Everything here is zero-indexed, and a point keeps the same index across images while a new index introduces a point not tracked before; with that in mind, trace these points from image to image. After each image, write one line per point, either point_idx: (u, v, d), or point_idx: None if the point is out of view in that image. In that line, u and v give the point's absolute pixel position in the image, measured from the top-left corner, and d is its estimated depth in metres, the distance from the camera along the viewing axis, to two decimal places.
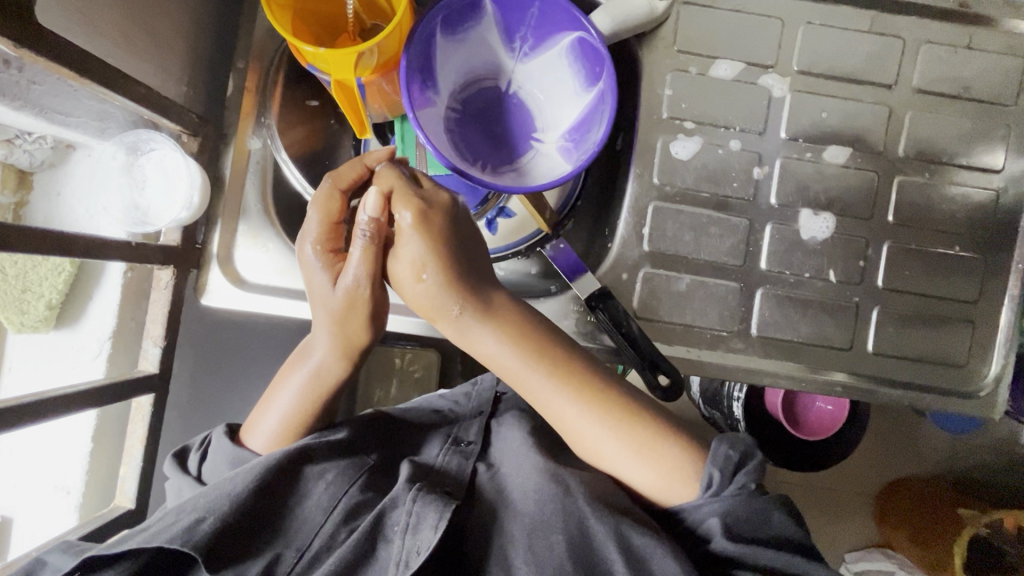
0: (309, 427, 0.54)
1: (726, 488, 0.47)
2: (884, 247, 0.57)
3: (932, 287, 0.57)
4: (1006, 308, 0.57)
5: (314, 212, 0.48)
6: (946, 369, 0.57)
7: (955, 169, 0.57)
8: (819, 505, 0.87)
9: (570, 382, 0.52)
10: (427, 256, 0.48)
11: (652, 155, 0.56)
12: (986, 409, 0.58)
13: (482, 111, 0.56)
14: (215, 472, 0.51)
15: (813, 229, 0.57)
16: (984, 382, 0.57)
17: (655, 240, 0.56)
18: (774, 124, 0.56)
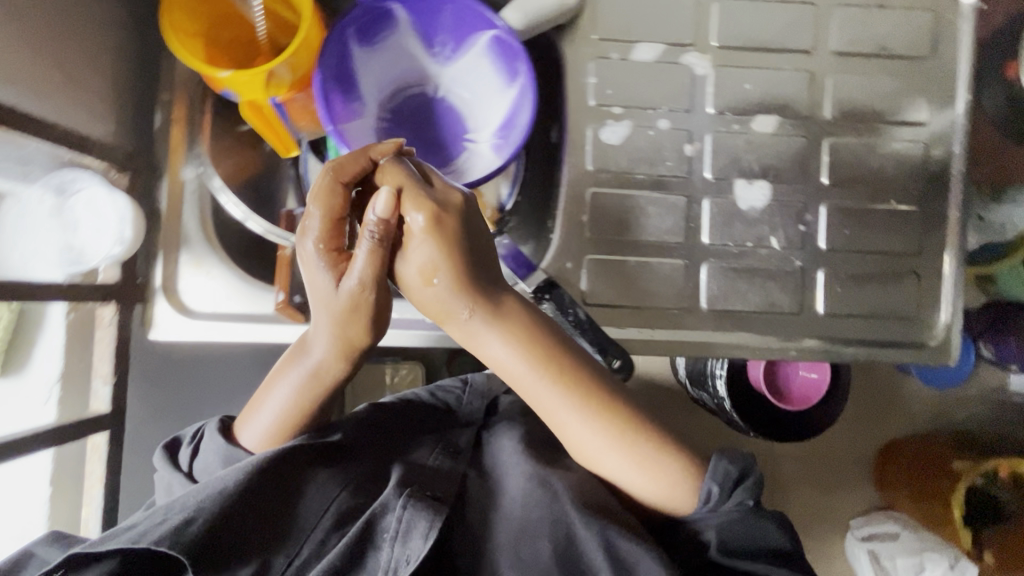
0: (304, 427, 0.52)
1: (724, 504, 0.47)
2: (821, 208, 0.58)
3: (873, 243, 0.58)
4: (947, 256, 0.58)
5: (316, 206, 0.44)
6: (897, 322, 0.58)
7: (881, 125, 0.58)
8: (816, 473, 0.85)
9: (588, 384, 0.49)
10: (438, 262, 0.46)
11: (584, 143, 0.56)
12: (942, 357, 0.58)
13: (413, 118, 0.57)
14: (206, 470, 0.50)
15: (750, 198, 0.57)
16: (935, 331, 0.58)
17: (597, 227, 0.56)
18: (700, 100, 0.57)
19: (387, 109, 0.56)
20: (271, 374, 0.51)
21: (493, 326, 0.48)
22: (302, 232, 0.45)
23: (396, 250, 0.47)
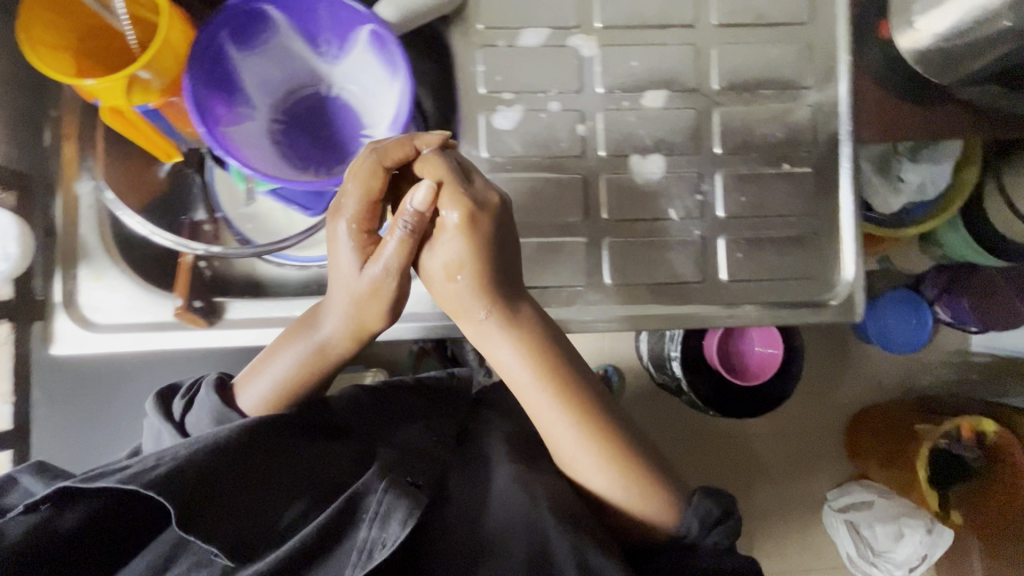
0: (300, 397, 0.52)
1: (702, 539, 0.48)
2: (717, 177, 0.59)
3: (770, 207, 0.59)
4: (846, 215, 0.59)
5: (356, 185, 0.46)
6: (802, 283, 0.59)
7: (767, 92, 0.59)
8: (796, 448, 0.93)
9: (580, 399, 0.50)
10: (464, 262, 0.47)
11: (477, 130, 0.57)
12: (847, 315, 0.59)
13: (307, 117, 0.57)
14: (198, 426, 0.49)
15: (646, 171, 0.58)
16: (838, 290, 0.59)
17: None
18: (589, 81, 0.58)
19: (279, 110, 0.56)
20: (276, 339, 0.51)
21: (502, 329, 0.49)
22: (337, 211, 0.47)
23: (424, 242, 0.48)
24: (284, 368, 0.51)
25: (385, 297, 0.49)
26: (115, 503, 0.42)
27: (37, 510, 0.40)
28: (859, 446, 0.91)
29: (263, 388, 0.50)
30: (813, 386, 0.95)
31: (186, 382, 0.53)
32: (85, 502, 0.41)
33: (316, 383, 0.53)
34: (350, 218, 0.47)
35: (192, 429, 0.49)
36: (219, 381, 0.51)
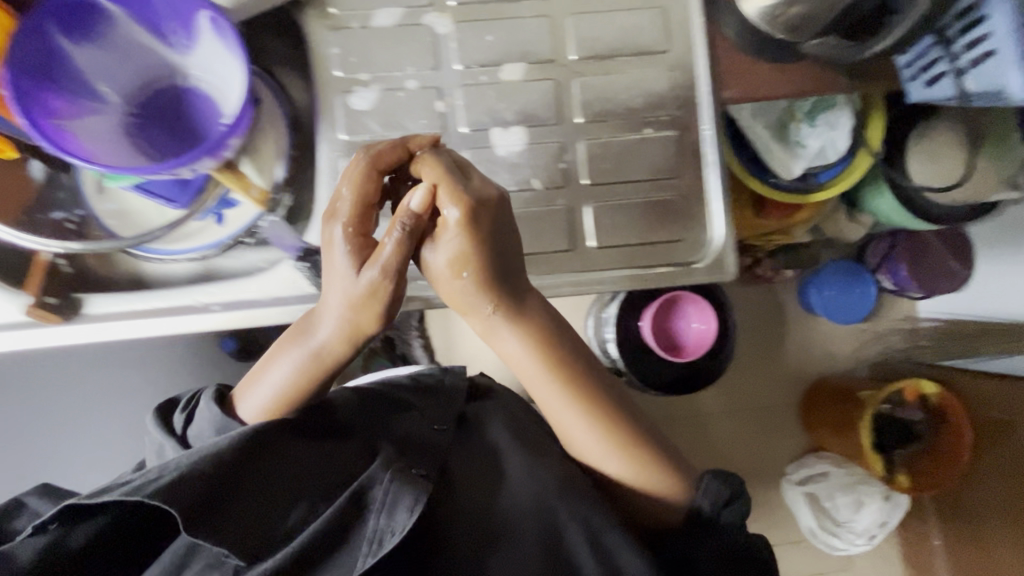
0: (292, 403, 0.55)
1: (716, 518, 0.55)
2: (579, 147, 0.59)
3: (631, 172, 0.60)
4: (708, 175, 0.60)
5: (348, 189, 0.49)
6: (671, 245, 0.60)
7: (622, 59, 0.60)
8: (755, 417, 1.17)
9: (588, 389, 0.56)
10: (469, 260, 0.50)
11: (334, 113, 0.58)
12: (719, 274, 0.60)
13: (162, 108, 0.58)
14: (198, 435, 0.55)
15: (507, 144, 0.59)
16: (706, 249, 0.60)
17: None
18: (445, 58, 0.58)
19: (131, 101, 0.57)
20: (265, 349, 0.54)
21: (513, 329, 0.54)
22: (332, 216, 0.50)
23: (426, 241, 0.51)
24: (277, 376, 0.55)
25: (381, 300, 0.50)
26: (122, 515, 0.47)
27: (46, 530, 0.45)
28: (814, 421, 1.12)
29: (259, 398, 0.55)
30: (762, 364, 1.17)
31: (182, 396, 0.59)
32: (93, 517, 0.46)
33: (308, 388, 0.55)
34: (344, 223, 0.50)
35: (192, 438, 0.55)
36: (214, 393, 0.56)
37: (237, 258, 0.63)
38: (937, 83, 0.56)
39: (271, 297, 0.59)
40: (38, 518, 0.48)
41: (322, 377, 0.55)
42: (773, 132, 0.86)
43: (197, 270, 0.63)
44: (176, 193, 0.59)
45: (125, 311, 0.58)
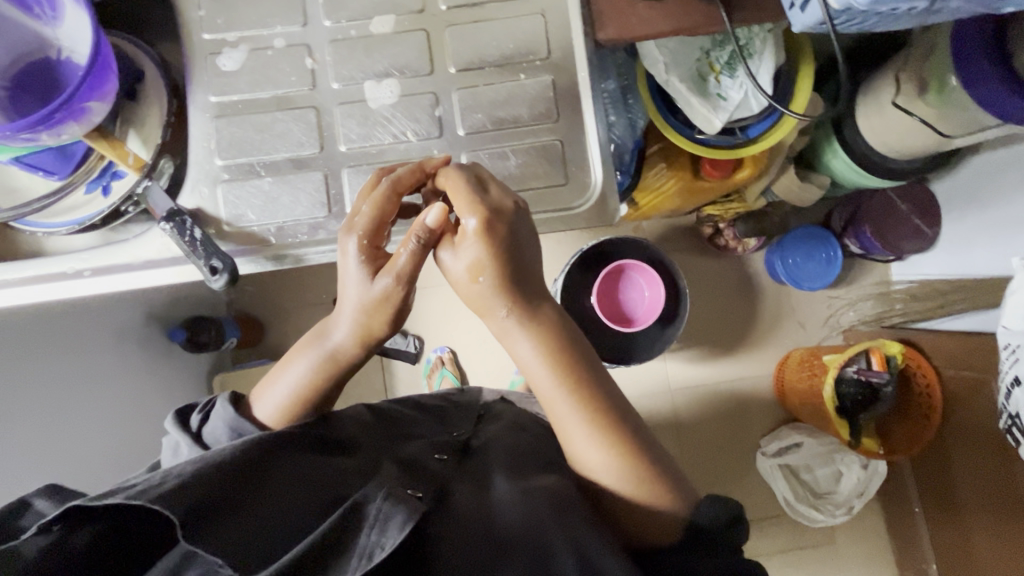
0: (308, 401, 0.75)
1: (712, 529, 0.66)
2: (453, 94, 0.69)
3: (495, 113, 0.68)
4: (578, 124, 0.68)
5: (370, 206, 0.63)
6: (547, 192, 0.69)
7: (470, 8, 0.69)
8: (731, 373, 1.54)
9: (584, 398, 0.70)
10: (485, 265, 0.65)
11: (204, 69, 0.69)
12: (598, 216, 0.69)
13: (33, 82, 0.70)
14: (212, 435, 0.72)
15: (380, 96, 0.69)
16: (585, 193, 0.68)
17: (227, 151, 0.68)
18: (314, 16, 0.69)
19: (8, 78, 0.70)
20: (287, 358, 0.74)
21: (520, 326, 0.68)
22: (352, 228, 0.63)
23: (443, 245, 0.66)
24: (296, 379, 0.74)
25: (389, 306, 0.66)
26: (126, 517, 0.54)
27: (49, 530, 0.51)
28: (785, 393, 1.47)
29: (281, 395, 0.74)
30: (734, 319, 1.54)
31: (201, 402, 0.76)
32: (89, 524, 0.53)
33: (323, 387, 0.75)
34: (361, 236, 0.64)
35: (205, 436, 0.72)
36: (233, 396, 0.74)
37: (128, 223, 0.71)
38: (808, 5, 0.61)
39: (143, 261, 0.69)
40: (44, 517, 0.55)
41: (337, 374, 0.74)
42: (693, 86, 0.85)
43: (101, 238, 0.72)
44: (61, 162, 0.68)
45: (25, 276, 0.68)
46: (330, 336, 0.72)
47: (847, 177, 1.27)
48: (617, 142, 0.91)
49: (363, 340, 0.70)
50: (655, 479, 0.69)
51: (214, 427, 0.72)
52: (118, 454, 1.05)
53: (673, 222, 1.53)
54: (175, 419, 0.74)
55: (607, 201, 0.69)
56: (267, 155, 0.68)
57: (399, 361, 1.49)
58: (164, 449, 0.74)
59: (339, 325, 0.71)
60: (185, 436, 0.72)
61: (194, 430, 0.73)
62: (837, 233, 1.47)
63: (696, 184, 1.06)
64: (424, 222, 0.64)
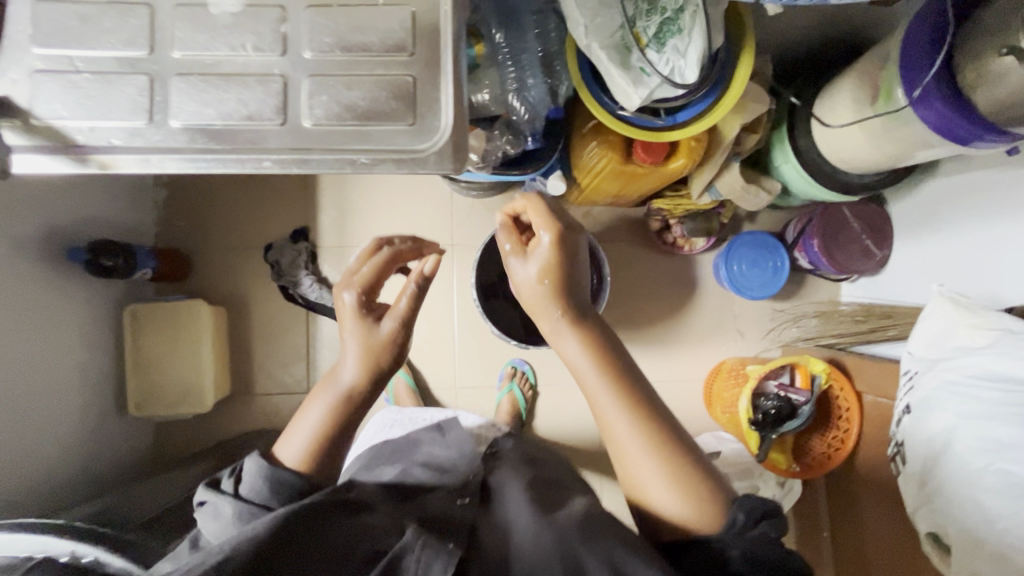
0: (324, 443, 0.74)
1: (746, 529, 0.63)
2: (301, 11, 0.63)
3: (349, 38, 0.63)
4: (433, 57, 0.63)
5: (369, 266, 0.79)
6: (390, 129, 0.62)
7: None
8: (666, 378, 1.50)
9: (627, 398, 0.71)
10: (550, 270, 0.75)
11: None
12: (441, 161, 0.62)
13: None
14: (252, 488, 0.70)
15: (223, 4, 0.63)
16: (433, 137, 0.62)
17: (43, 38, 0.61)
18: None
19: None
20: (300, 407, 0.77)
21: (580, 337, 0.74)
22: (353, 282, 0.79)
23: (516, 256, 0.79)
24: (311, 423, 0.75)
25: (399, 341, 0.77)
26: None
27: None
28: (712, 402, 1.45)
29: (300, 442, 0.74)
30: (673, 322, 1.50)
31: (229, 469, 0.74)
32: None
33: (335, 429, 0.75)
34: (360, 288, 0.78)
35: (244, 492, 0.70)
36: (261, 453, 0.73)
37: None
38: None
39: None
40: None
41: (349, 414, 0.76)
42: (613, 55, 0.80)
43: None
44: None
45: None
46: (339, 376, 0.76)
47: (798, 185, 1.22)
48: (529, 105, 0.88)
49: (376, 370, 0.76)
50: (696, 492, 0.67)
51: (251, 482, 0.70)
52: (18, 366, 1.03)
53: (622, 213, 1.49)
54: (208, 483, 0.72)
55: (457, 154, 0.63)
56: (98, 51, 0.61)
57: (325, 316, 1.46)
58: (200, 515, 0.71)
59: (348, 365, 0.76)
60: (225, 497, 0.70)
61: (231, 489, 0.70)
62: (789, 244, 1.42)
63: (626, 168, 1.00)
64: (422, 272, 0.77)
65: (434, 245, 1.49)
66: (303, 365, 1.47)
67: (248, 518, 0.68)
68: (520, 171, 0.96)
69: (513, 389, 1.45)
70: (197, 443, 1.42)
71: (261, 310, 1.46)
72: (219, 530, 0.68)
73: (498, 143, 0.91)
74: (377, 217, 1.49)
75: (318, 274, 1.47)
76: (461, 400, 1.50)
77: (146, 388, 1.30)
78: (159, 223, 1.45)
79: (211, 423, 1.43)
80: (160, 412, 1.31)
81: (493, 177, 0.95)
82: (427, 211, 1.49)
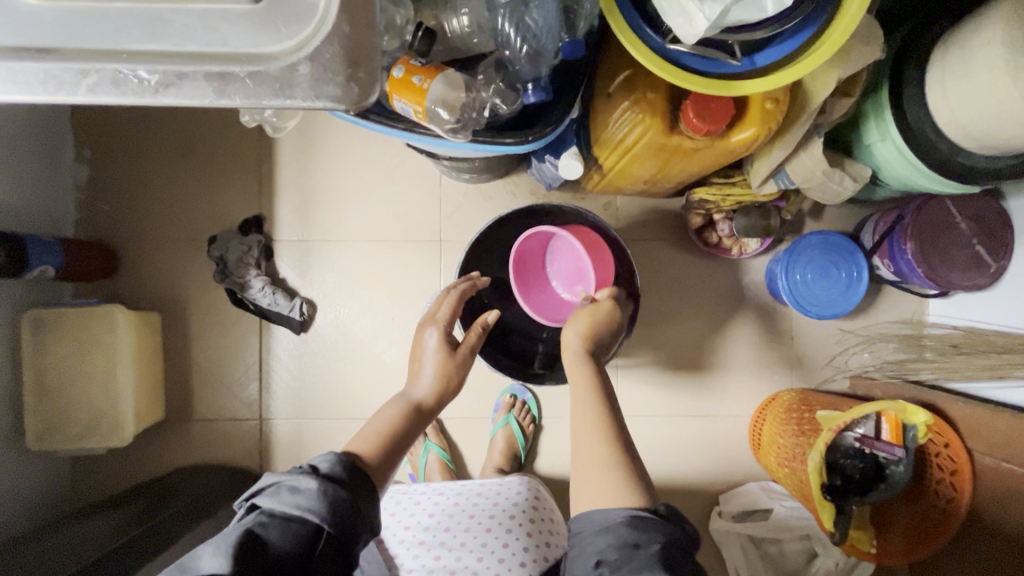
0: (389, 442, 0.73)
1: (664, 513, 0.62)
2: None
3: None
4: None
5: (446, 306, 0.86)
6: (209, 14, 0.41)
7: None
8: (702, 412, 1.20)
9: (601, 400, 0.74)
10: (590, 314, 0.83)
11: None
12: (317, 82, 0.42)
13: None
14: (334, 472, 0.62)
15: None
16: (297, 35, 0.41)
17: None
18: None
19: None
20: (378, 412, 0.78)
21: (592, 375, 0.78)
22: (433, 320, 0.86)
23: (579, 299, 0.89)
24: (379, 423, 0.76)
25: (467, 353, 0.84)
26: None
27: None
28: (759, 443, 1.15)
29: (368, 434, 0.74)
30: (714, 342, 1.20)
31: (305, 461, 0.64)
32: None
33: (401, 434, 0.75)
34: (437, 326, 0.86)
35: (330, 473, 0.62)
36: (341, 455, 0.65)
37: None
38: None
39: None
40: None
41: (415, 423, 0.78)
42: None
43: None
44: None
45: None
46: (413, 391, 0.82)
47: (893, 171, 0.91)
48: (523, 30, 0.58)
49: (446, 388, 0.82)
50: (636, 491, 0.64)
51: (332, 462, 0.64)
52: None
53: (652, 205, 1.19)
54: (274, 474, 0.63)
55: (352, 70, 0.42)
56: None
57: (282, 327, 1.19)
58: (266, 499, 0.60)
59: (423, 384, 0.82)
60: (306, 473, 0.62)
61: (309, 469, 0.62)
62: (867, 250, 1.12)
63: (673, 132, 0.69)
64: (485, 322, 0.87)
65: (417, 241, 1.21)
66: (254, 385, 1.20)
67: (335, 493, 0.60)
68: (515, 138, 0.64)
69: (510, 422, 1.17)
70: (125, 477, 1.17)
71: (204, 318, 1.20)
72: (300, 506, 0.59)
73: (483, 95, 0.62)
74: (348, 206, 1.20)
75: (273, 274, 1.19)
76: (448, 431, 1.22)
77: (51, 415, 1.04)
78: (81, 208, 1.18)
79: (142, 453, 1.18)
80: (66, 446, 1.05)
81: (473, 148, 0.64)
82: (409, 199, 1.21)
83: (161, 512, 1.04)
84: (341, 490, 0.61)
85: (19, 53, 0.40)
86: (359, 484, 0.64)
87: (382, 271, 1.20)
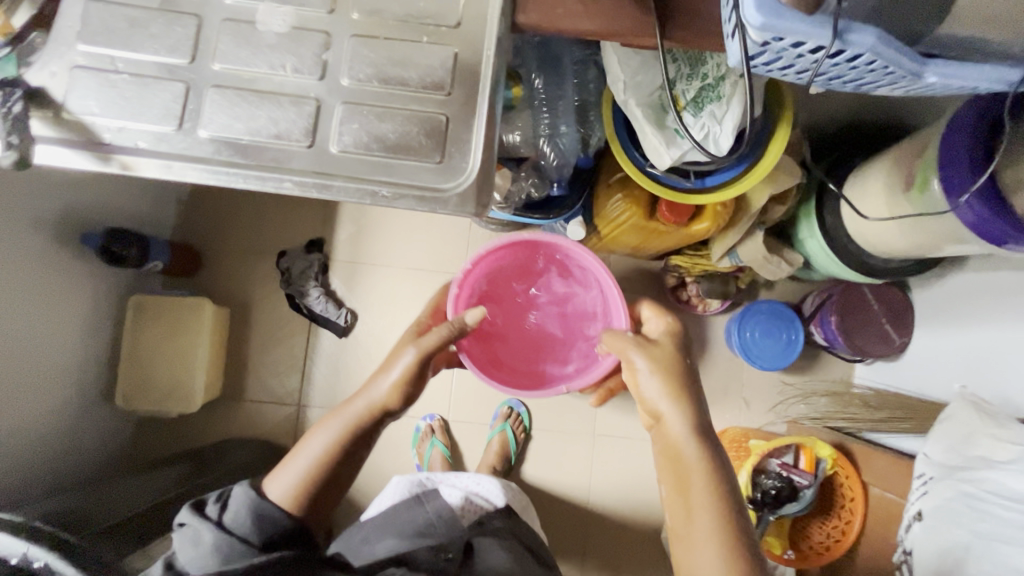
0: (328, 464, 0.78)
1: None
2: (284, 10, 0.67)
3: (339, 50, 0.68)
4: (484, 100, 0.66)
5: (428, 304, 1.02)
6: (423, 170, 0.65)
7: None
8: None
9: (700, 443, 0.74)
10: (660, 342, 0.85)
11: None
12: (462, 203, 0.65)
13: None
14: (234, 520, 0.74)
15: (271, 23, 0.67)
16: (458, 179, 0.65)
17: (88, 42, 0.66)
18: None
19: None
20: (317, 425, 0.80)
21: (667, 390, 0.78)
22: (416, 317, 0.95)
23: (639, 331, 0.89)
24: (317, 442, 0.78)
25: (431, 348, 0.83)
26: None
27: None
28: None
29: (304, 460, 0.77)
30: None
31: (222, 495, 0.78)
32: None
33: (341, 450, 0.78)
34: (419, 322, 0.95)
35: (228, 520, 0.74)
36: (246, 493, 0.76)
37: None
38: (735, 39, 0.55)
39: None
40: None
41: (360, 433, 0.79)
42: (649, 113, 0.80)
43: None
44: None
45: None
46: (366, 398, 0.80)
47: (819, 261, 1.20)
48: (559, 151, 0.90)
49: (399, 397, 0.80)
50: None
51: (235, 510, 0.75)
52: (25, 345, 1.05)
53: (638, 264, 1.47)
54: (192, 507, 0.77)
55: None
56: (132, 52, 0.66)
57: (328, 330, 1.45)
58: (180, 537, 0.75)
59: (379, 389, 0.80)
60: (208, 522, 0.74)
61: (215, 515, 0.75)
62: (806, 318, 1.39)
63: (650, 223, 0.99)
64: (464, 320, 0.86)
65: (447, 273, 1.48)
66: (297, 376, 1.45)
67: (226, 546, 0.72)
68: (540, 216, 0.97)
69: (505, 429, 1.42)
70: (183, 441, 1.40)
71: (264, 315, 1.45)
72: (195, 554, 0.72)
73: (523, 185, 0.95)
74: (395, 238, 1.49)
75: (327, 287, 1.46)
76: (452, 432, 1.46)
77: (135, 383, 1.28)
78: (180, 217, 1.45)
79: (199, 423, 1.41)
80: (147, 406, 1.29)
81: (511, 218, 0.97)
82: (444, 238, 1.49)
83: (215, 469, 1.27)
84: (234, 537, 0.73)
85: (320, 173, 0.64)
86: (263, 530, 0.74)
87: (415, 295, 1.47)
